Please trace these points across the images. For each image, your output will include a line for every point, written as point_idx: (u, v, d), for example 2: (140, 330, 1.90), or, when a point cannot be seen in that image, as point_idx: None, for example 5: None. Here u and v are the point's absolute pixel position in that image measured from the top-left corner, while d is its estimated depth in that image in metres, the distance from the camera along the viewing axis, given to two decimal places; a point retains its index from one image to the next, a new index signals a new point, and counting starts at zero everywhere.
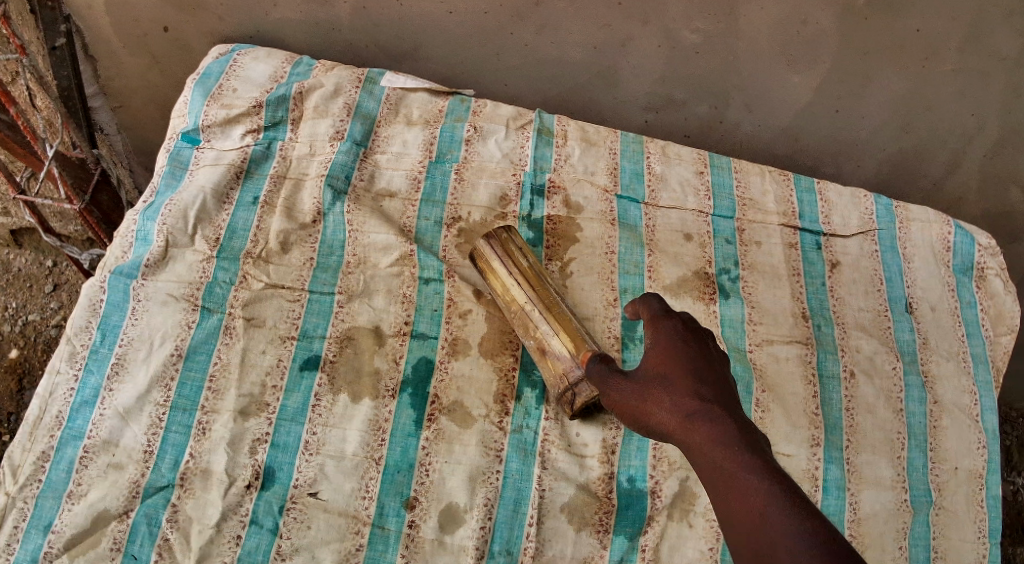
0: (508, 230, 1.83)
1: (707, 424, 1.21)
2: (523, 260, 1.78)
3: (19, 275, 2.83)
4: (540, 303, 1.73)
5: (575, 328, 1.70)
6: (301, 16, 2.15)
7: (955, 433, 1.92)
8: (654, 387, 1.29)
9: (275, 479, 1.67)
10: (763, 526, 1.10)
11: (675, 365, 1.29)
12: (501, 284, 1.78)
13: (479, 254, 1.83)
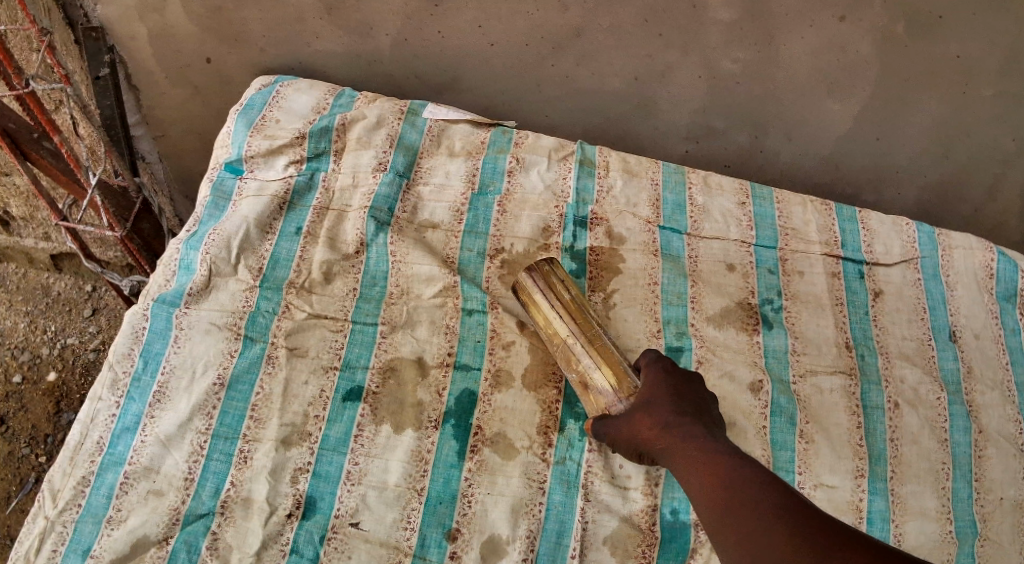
0: (551, 263, 1.83)
1: (682, 427, 1.41)
2: (567, 294, 1.78)
3: (58, 299, 2.86)
4: (583, 335, 1.72)
5: (618, 360, 1.67)
6: (342, 48, 2.17)
7: (1000, 463, 1.87)
8: (640, 406, 1.51)
9: (317, 509, 1.67)
10: (738, 493, 1.25)
11: (655, 386, 1.53)
12: (544, 317, 1.78)
13: (521, 288, 1.84)
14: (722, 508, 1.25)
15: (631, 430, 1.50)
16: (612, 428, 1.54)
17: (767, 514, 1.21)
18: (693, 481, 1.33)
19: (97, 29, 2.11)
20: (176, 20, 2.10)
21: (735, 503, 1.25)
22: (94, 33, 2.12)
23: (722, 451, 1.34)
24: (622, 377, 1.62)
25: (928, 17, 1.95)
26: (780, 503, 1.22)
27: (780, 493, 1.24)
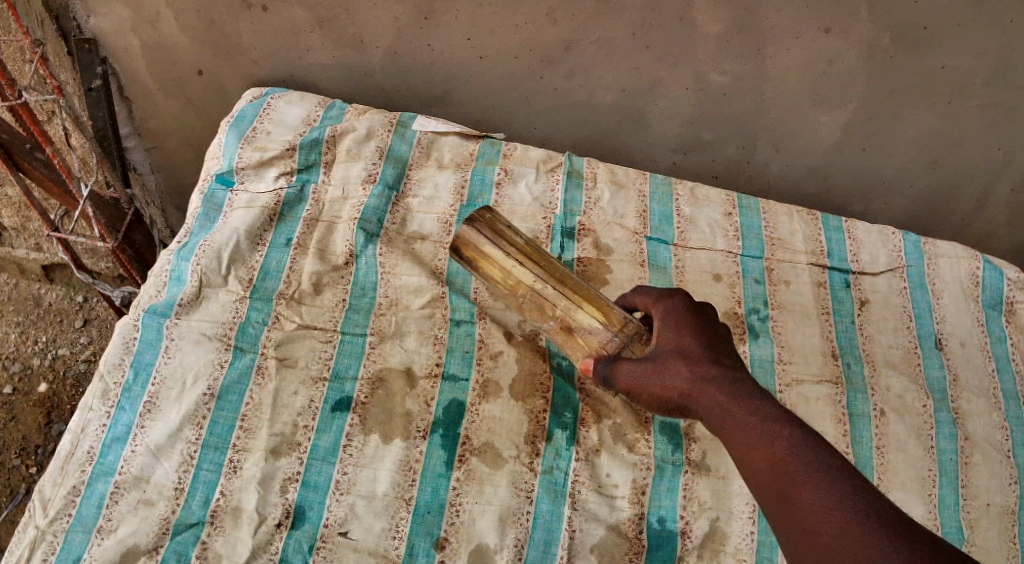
0: (492, 210, 1.72)
1: (725, 386, 1.29)
2: (519, 240, 1.69)
3: (50, 309, 2.87)
4: (551, 279, 1.66)
5: (597, 294, 1.65)
6: (334, 61, 2.19)
7: (987, 470, 1.88)
8: (667, 351, 1.36)
9: (306, 519, 1.67)
10: (792, 475, 1.16)
11: (681, 328, 1.37)
12: (504, 270, 1.68)
13: (466, 245, 1.69)
14: (776, 486, 1.17)
15: (657, 378, 1.34)
16: (631, 372, 1.38)
17: (827, 503, 1.13)
18: (742, 450, 1.23)
19: (90, 41, 2.12)
20: (168, 31, 2.11)
21: (791, 481, 1.16)
22: (87, 45, 2.13)
23: (775, 417, 1.23)
24: (613, 311, 1.60)
25: (914, 31, 1.95)
26: (843, 492, 1.13)
27: (841, 477, 1.15)
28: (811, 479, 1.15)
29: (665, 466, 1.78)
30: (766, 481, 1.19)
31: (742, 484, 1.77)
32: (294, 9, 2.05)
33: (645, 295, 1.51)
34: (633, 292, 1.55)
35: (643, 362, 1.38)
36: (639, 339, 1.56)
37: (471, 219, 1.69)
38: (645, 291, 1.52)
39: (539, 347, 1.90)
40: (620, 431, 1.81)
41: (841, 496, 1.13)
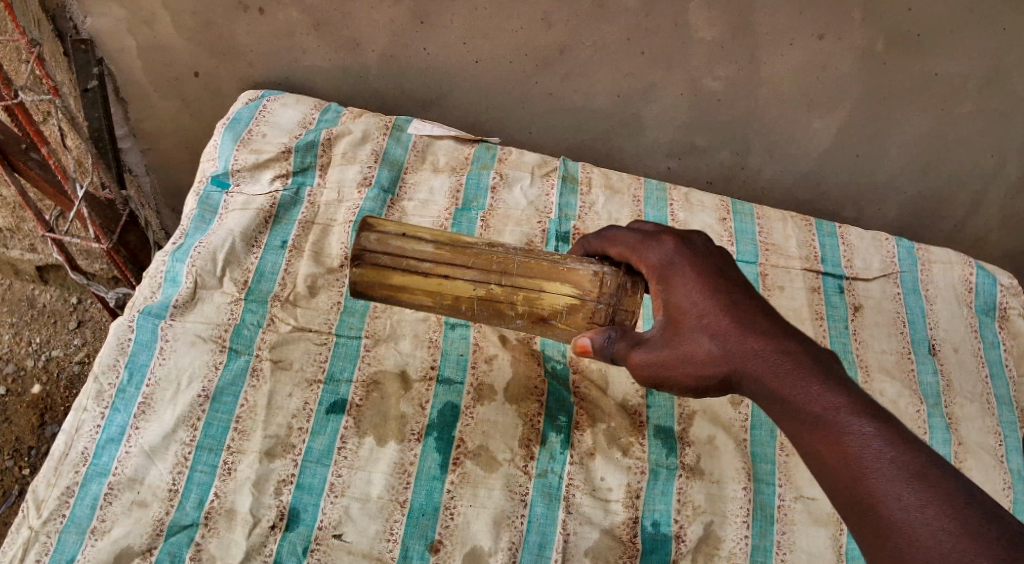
0: (375, 230, 1.50)
1: (762, 361, 1.21)
2: (422, 253, 1.49)
3: (43, 311, 2.87)
4: (487, 275, 1.49)
5: (542, 261, 1.50)
6: (330, 64, 2.19)
7: (980, 474, 1.89)
8: (686, 328, 1.26)
9: (300, 521, 1.67)
10: (860, 466, 1.10)
11: (696, 296, 1.28)
12: (435, 295, 1.50)
13: (375, 288, 1.50)
14: (844, 478, 1.11)
15: (681, 361, 1.26)
16: (644, 353, 1.28)
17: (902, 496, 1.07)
18: (799, 434, 1.17)
19: (86, 42, 2.12)
20: (165, 33, 2.11)
21: (860, 473, 1.10)
22: (84, 46, 2.13)
23: (838, 407, 1.15)
24: (580, 276, 1.48)
25: (908, 38, 1.96)
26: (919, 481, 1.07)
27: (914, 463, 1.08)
28: (890, 478, 1.08)
29: (659, 469, 1.78)
30: (834, 479, 1.12)
31: (736, 488, 1.78)
32: (291, 11, 2.05)
33: (628, 246, 1.40)
34: (610, 237, 1.45)
35: (657, 341, 1.28)
36: (625, 291, 1.46)
37: (361, 262, 1.48)
38: (628, 240, 1.41)
39: (534, 351, 1.91)
40: (614, 434, 1.81)
41: (917, 487, 1.06)
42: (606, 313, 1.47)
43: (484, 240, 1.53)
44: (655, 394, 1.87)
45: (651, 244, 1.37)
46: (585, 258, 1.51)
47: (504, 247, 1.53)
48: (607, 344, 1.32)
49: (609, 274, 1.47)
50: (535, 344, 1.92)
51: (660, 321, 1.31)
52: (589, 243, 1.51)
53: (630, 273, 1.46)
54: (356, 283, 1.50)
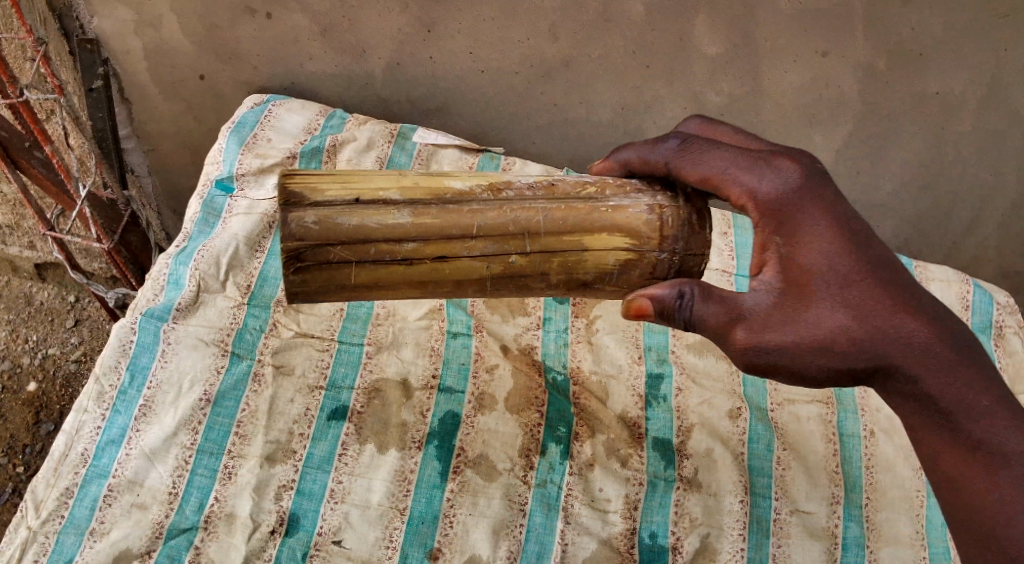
0: (307, 204, 1.11)
1: (903, 343, 1.10)
2: (393, 227, 1.13)
3: (41, 308, 2.85)
4: (500, 237, 1.15)
5: (573, 204, 1.17)
6: (336, 71, 2.21)
7: None
8: (804, 299, 1.09)
9: (300, 526, 1.68)
10: (1000, 482, 1.09)
11: (821, 260, 1.10)
12: (431, 283, 1.17)
13: (342, 292, 1.16)
14: (978, 491, 1.10)
15: (794, 337, 1.08)
16: (746, 321, 1.09)
17: None
18: (931, 436, 1.13)
19: (92, 41, 2.13)
20: (171, 35, 2.13)
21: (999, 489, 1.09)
22: (89, 45, 2.13)
23: (981, 412, 1.11)
24: (631, 219, 1.17)
25: (908, 56, 1.98)
26: None
27: None
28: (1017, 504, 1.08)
29: (657, 481, 1.79)
30: (967, 490, 1.11)
31: (733, 502, 1.79)
32: (298, 17, 2.07)
33: (723, 168, 1.12)
34: (688, 147, 1.15)
35: (763, 309, 1.10)
36: (693, 230, 1.18)
37: (309, 261, 1.12)
38: (723, 160, 1.12)
39: (535, 361, 1.93)
40: (613, 446, 1.83)
41: None
42: (668, 265, 1.19)
43: (470, 180, 1.19)
44: (655, 406, 1.89)
45: (761, 176, 1.11)
46: (630, 188, 1.20)
47: (505, 187, 1.18)
48: (688, 305, 1.10)
49: (668, 210, 1.18)
50: (536, 355, 1.94)
51: (765, 281, 1.11)
52: (639, 152, 1.20)
53: (691, 203, 1.19)
54: (310, 292, 1.15)
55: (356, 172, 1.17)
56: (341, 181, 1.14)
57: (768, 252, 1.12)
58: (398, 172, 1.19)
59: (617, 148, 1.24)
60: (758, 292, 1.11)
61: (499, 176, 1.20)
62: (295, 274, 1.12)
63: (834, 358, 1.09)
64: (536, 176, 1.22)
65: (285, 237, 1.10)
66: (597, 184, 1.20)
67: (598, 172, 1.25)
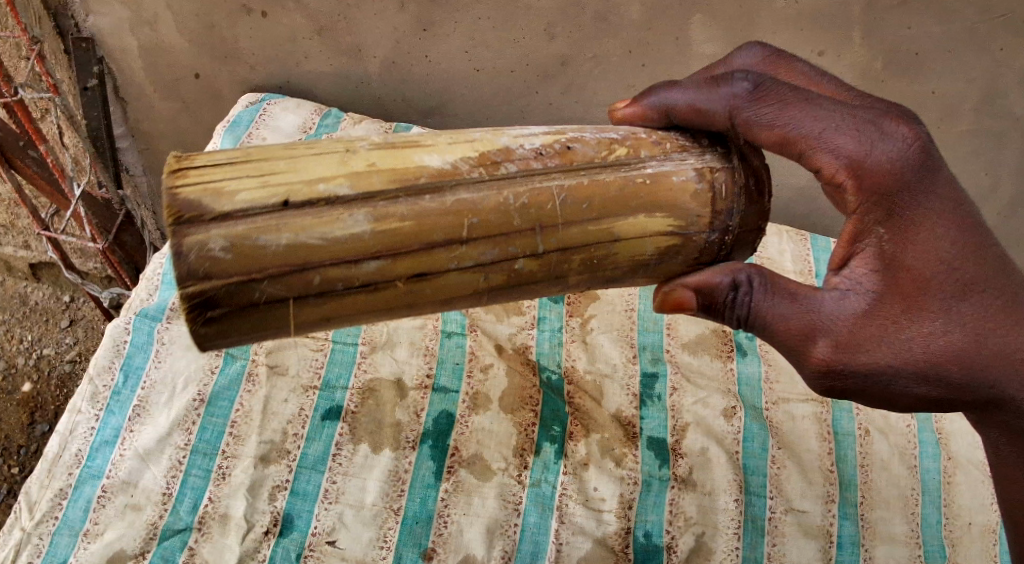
0: (211, 221, 0.87)
1: (1000, 352, 1.03)
2: (343, 241, 0.90)
3: (35, 308, 2.83)
4: (502, 236, 0.95)
5: (599, 178, 0.99)
6: (331, 70, 2.20)
7: (969, 489, 1.92)
8: (897, 309, 1.01)
9: (294, 527, 1.68)
10: None
11: (923, 265, 1.00)
12: (405, 303, 0.97)
13: (278, 329, 0.94)
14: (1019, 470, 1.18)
15: (880, 348, 1.00)
16: (821, 326, 1.01)
17: None
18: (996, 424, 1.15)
19: (88, 40, 2.11)
20: (167, 34, 2.12)
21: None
22: (84, 44, 2.11)
23: None
24: (673, 195, 1.00)
25: (905, 56, 1.98)
26: None
27: None
28: None
29: (652, 481, 1.79)
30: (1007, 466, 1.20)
31: (728, 500, 1.79)
32: (294, 16, 2.06)
33: (818, 129, 0.98)
34: (763, 95, 1.00)
35: (844, 314, 1.01)
36: (750, 199, 1.04)
37: (222, 304, 0.89)
38: (819, 118, 0.98)
39: (529, 361, 1.93)
40: (608, 445, 1.82)
41: None
42: (715, 247, 1.05)
43: (449, 153, 0.96)
44: (650, 405, 1.89)
45: (869, 145, 0.98)
46: (672, 147, 1.03)
47: (501, 160, 0.97)
48: (744, 299, 1.01)
49: (720, 175, 1.03)
50: (530, 354, 1.94)
51: (853, 279, 1.02)
52: (692, 97, 1.03)
53: (747, 163, 1.04)
54: (230, 336, 0.93)
55: (275, 157, 0.92)
56: (256, 182, 0.89)
57: (863, 245, 1.02)
58: (342, 147, 0.95)
59: (654, 89, 1.07)
60: (843, 291, 1.02)
61: (492, 140, 0.99)
62: (205, 325, 0.90)
63: (915, 377, 1.02)
64: (542, 134, 1.02)
65: (183, 279, 0.86)
66: (626, 144, 1.02)
67: (628, 117, 1.08)
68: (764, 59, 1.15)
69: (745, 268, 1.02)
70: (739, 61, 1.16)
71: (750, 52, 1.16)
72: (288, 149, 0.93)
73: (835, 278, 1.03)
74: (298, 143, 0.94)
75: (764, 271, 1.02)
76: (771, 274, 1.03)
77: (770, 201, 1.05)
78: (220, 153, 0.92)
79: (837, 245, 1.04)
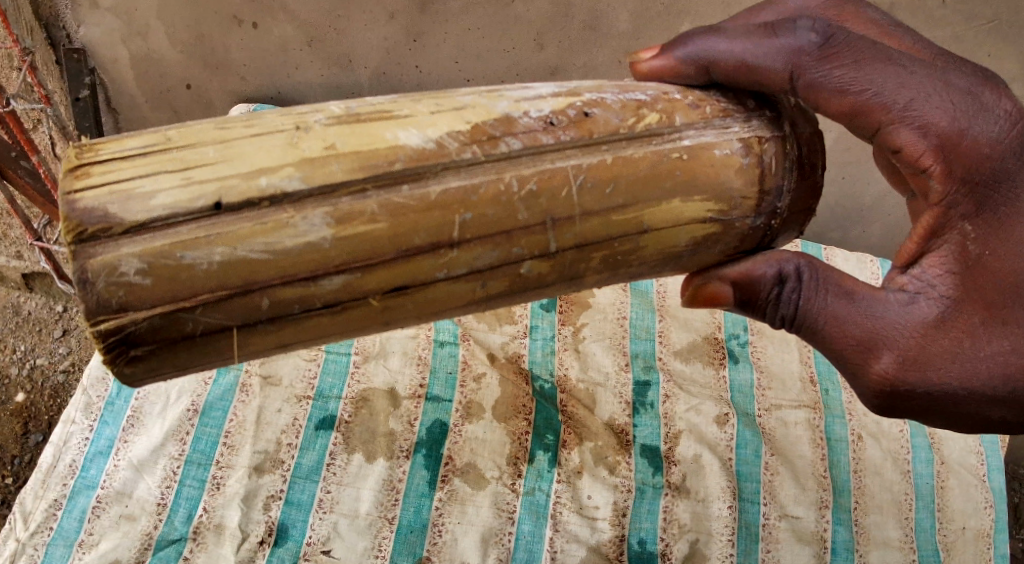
0: (122, 236, 0.78)
1: None
2: (297, 251, 0.82)
3: (28, 318, 2.70)
4: (503, 235, 0.87)
5: (623, 154, 0.89)
6: (323, 80, 2.21)
7: (961, 493, 1.92)
8: (970, 317, 0.96)
9: (288, 537, 1.68)
10: None
11: (1008, 272, 0.95)
12: (382, 318, 0.90)
13: (225, 357, 0.88)
14: None
15: (948, 360, 0.97)
16: (880, 329, 0.98)
17: None
18: None
19: (79, 51, 2.11)
20: (158, 44, 2.12)
21: None
22: (76, 55, 2.11)
23: None
24: (715, 169, 0.91)
25: None
26: None
27: None
28: None
29: (645, 488, 1.80)
30: None
31: (721, 507, 1.79)
32: (285, 27, 2.06)
33: (903, 100, 0.89)
34: (836, 53, 0.91)
35: (909, 318, 0.98)
36: (802, 171, 0.96)
37: (145, 341, 0.82)
38: (906, 86, 0.90)
39: (522, 369, 1.93)
40: (601, 453, 1.83)
41: None
42: (760, 232, 0.97)
43: (431, 127, 0.87)
44: (642, 413, 1.90)
45: (963, 120, 0.90)
46: (713, 111, 0.94)
47: (500, 134, 0.87)
48: (791, 294, 1.00)
49: (768, 147, 0.94)
50: (523, 363, 1.95)
51: (924, 280, 0.97)
52: (740, 50, 0.93)
53: (796, 131, 0.95)
54: (163, 370, 0.87)
55: (201, 145, 0.83)
56: (176, 180, 0.81)
57: (942, 243, 0.96)
58: (290, 124, 0.85)
59: (691, 38, 0.97)
60: (910, 293, 0.98)
61: (487, 108, 0.89)
62: (130, 363, 0.83)
63: (982, 393, 0.98)
64: (552, 96, 0.92)
65: (94, 312, 0.79)
66: (656, 108, 0.92)
67: (655, 71, 0.98)
68: (823, 3, 1.08)
69: (794, 260, 0.99)
70: (796, 1, 1.08)
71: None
72: (217, 134, 0.84)
73: (903, 277, 0.99)
74: (233, 123, 0.85)
75: (815, 265, 1.00)
76: (824, 267, 1.01)
77: (822, 175, 0.97)
78: (132, 143, 0.83)
79: (910, 238, 0.98)
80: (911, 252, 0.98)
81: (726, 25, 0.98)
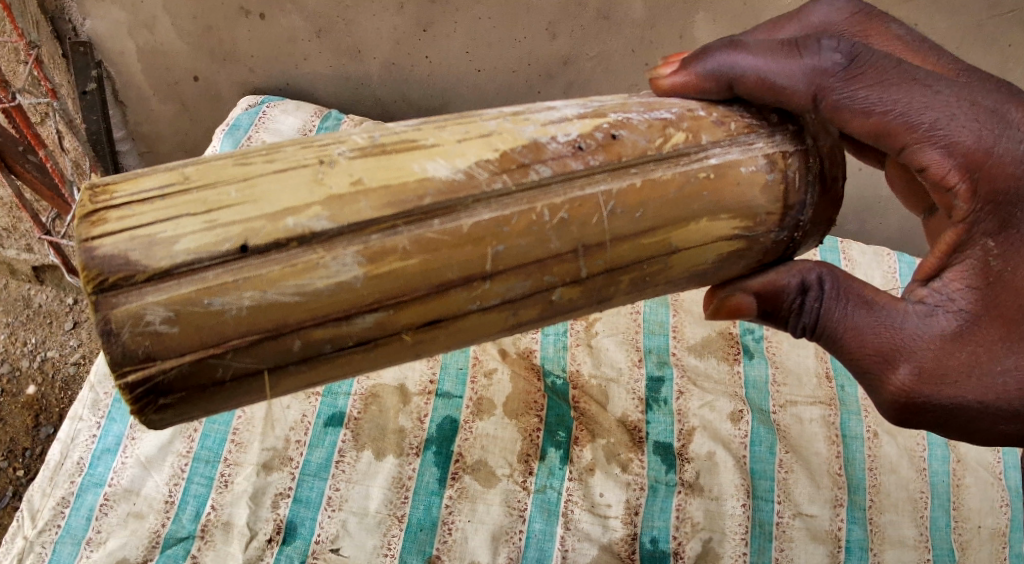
0: (145, 283, 0.76)
1: None
2: (329, 292, 0.80)
3: (40, 311, 2.68)
4: (537, 264, 0.85)
5: (654, 178, 0.87)
6: (332, 71, 2.19)
7: (977, 491, 1.90)
8: (989, 333, 0.94)
9: (297, 534, 1.65)
10: None
11: None
12: (413, 352, 0.89)
13: (255, 396, 0.87)
14: None
15: (965, 377, 0.95)
16: (899, 341, 0.96)
17: None
18: None
19: (86, 44, 2.10)
20: (165, 37, 2.10)
21: None
22: (83, 48, 2.10)
23: None
24: (741, 190, 0.89)
25: None
26: None
27: None
28: None
29: (658, 486, 1.77)
30: None
31: (735, 506, 1.76)
32: (293, 17, 2.04)
33: (929, 120, 0.87)
34: (860, 73, 0.88)
35: (928, 331, 0.95)
36: (825, 180, 0.92)
37: (173, 389, 0.80)
38: (933, 107, 0.87)
39: (534, 365, 1.91)
40: (613, 450, 1.80)
41: None
42: (782, 245, 0.95)
43: (459, 158, 0.84)
44: (655, 409, 1.87)
45: (991, 140, 0.88)
46: (738, 128, 0.91)
47: (529, 161, 0.85)
48: (813, 304, 0.98)
49: (792, 161, 0.91)
50: (535, 358, 1.93)
51: (944, 295, 0.95)
52: (764, 67, 0.89)
53: (818, 146, 0.91)
54: (191, 414, 0.85)
55: (221, 183, 0.80)
56: (198, 223, 0.78)
57: (964, 258, 0.93)
58: (314, 158, 0.82)
59: (710, 53, 0.93)
60: (929, 306, 0.95)
61: (514, 133, 0.86)
62: (158, 411, 0.82)
63: (998, 411, 0.96)
64: (578, 118, 0.89)
65: (118, 363, 0.77)
66: (683, 127, 0.89)
67: (677, 88, 0.94)
68: (848, 15, 1.05)
69: (815, 268, 0.97)
70: (821, 14, 1.05)
71: (831, 4, 1.05)
72: (239, 170, 0.81)
73: (923, 289, 0.97)
74: (253, 157, 0.83)
75: (836, 274, 0.98)
76: (845, 275, 0.99)
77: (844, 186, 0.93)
78: (148, 183, 0.80)
79: (931, 253, 0.95)
80: (933, 265, 0.95)
81: (747, 38, 0.94)
